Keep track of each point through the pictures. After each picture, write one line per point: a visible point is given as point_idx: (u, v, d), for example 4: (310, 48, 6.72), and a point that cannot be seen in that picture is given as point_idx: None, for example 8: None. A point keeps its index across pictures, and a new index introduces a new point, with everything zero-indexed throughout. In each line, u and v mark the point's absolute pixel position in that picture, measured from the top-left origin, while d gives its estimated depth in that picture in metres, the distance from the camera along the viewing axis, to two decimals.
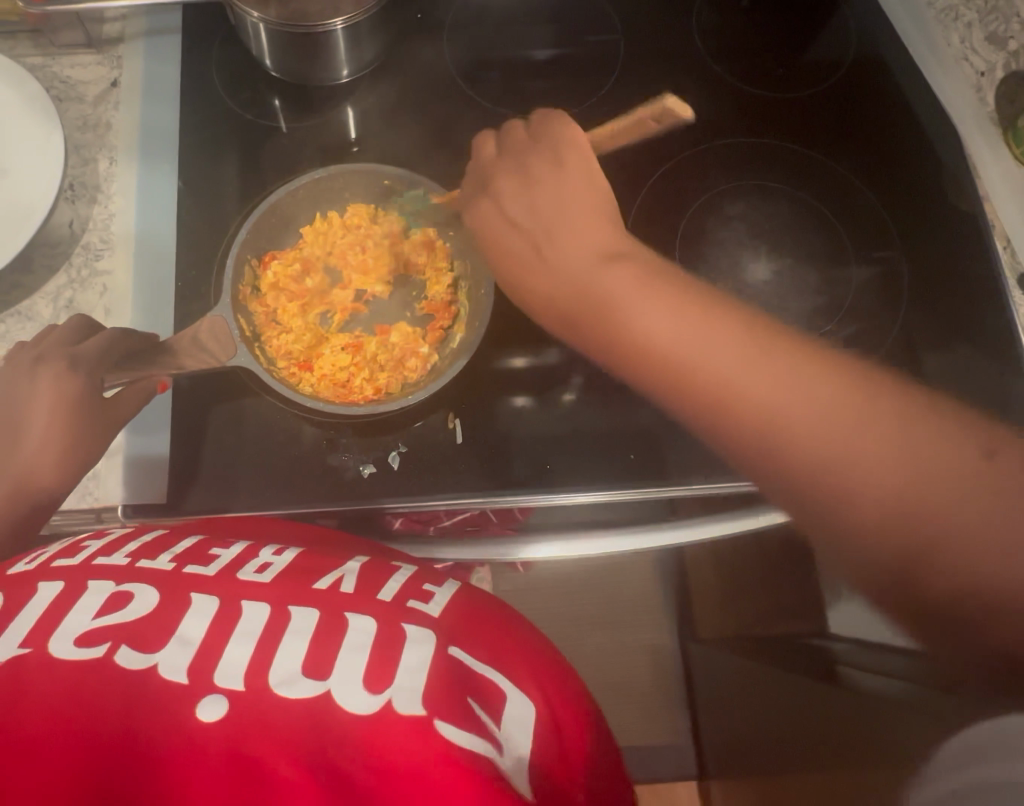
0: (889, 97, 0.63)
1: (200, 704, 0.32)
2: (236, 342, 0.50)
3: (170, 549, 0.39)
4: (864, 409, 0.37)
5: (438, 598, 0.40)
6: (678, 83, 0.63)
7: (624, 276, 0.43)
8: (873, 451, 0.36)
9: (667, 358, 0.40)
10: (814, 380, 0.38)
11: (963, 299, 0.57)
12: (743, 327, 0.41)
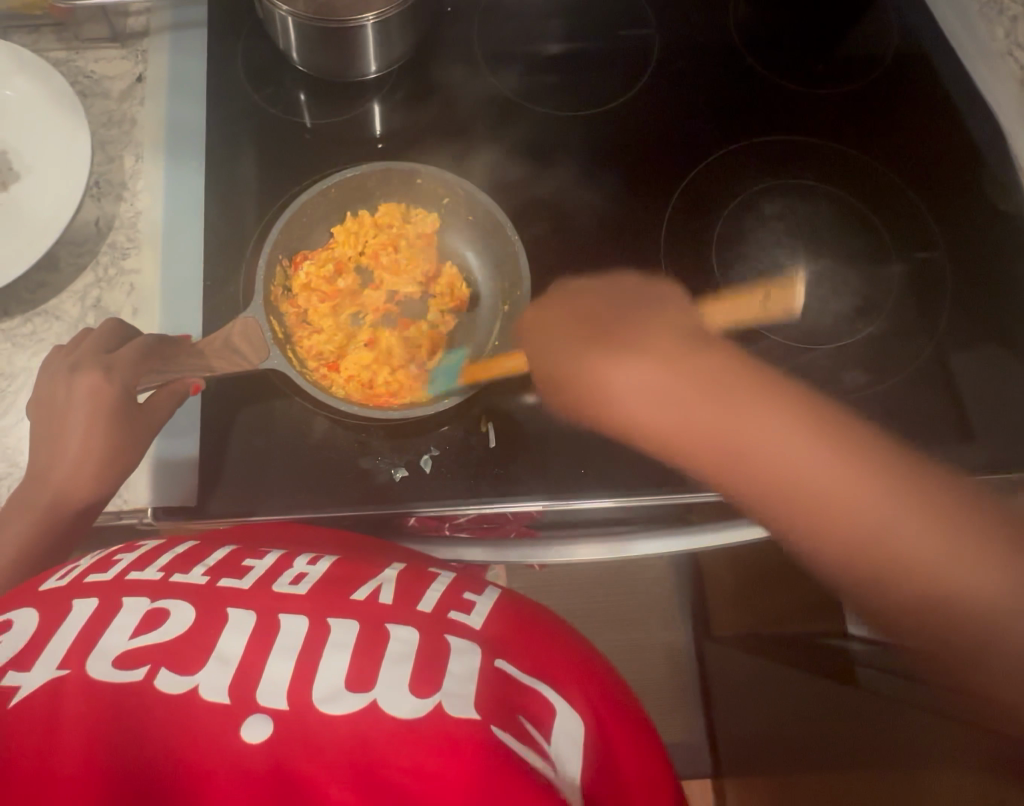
0: (928, 92, 0.62)
1: (244, 726, 0.31)
2: (269, 345, 0.49)
3: (204, 562, 0.39)
4: (872, 480, 0.42)
5: (480, 606, 0.39)
6: (712, 79, 0.62)
7: (689, 363, 0.46)
8: (898, 534, 0.41)
9: (731, 445, 0.44)
10: (856, 467, 0.42)
11: (1001, 301, 0.57)
12: (796, 408, 0.44)
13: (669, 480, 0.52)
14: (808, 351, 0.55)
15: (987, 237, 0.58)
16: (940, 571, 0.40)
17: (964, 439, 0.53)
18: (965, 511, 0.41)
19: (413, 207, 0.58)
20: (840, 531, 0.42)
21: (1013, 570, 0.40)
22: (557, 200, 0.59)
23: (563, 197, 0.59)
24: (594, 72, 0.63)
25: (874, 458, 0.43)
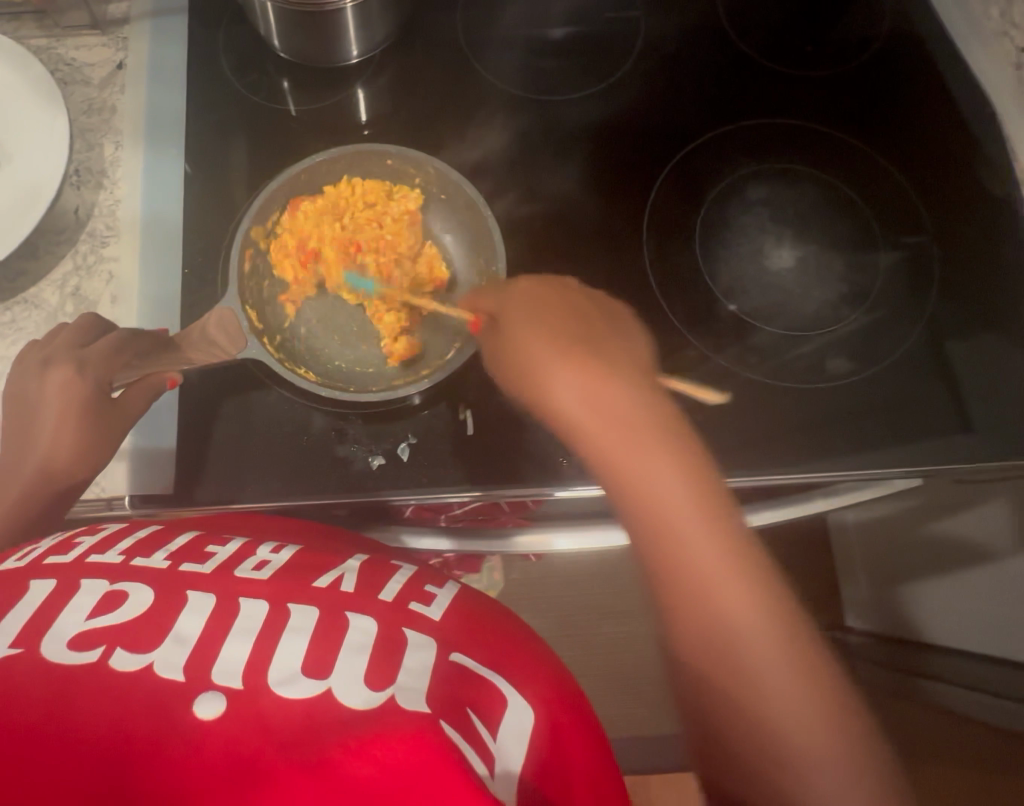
0: (920, 75, 0.61)
1: (196, 702, 0.31)
2: (246, 335, 0.49)
3: (166, 546, 0.38)
4: (749, 583, 0.39)
5: (440, 599, 0.39)
6: (699, 62, 0.61)
7: (625, 393, 0.44)
8: (755, 646, 0.38)
9: (632, 474, 0.41)
10: (738, 563, 0.40)
11: (992, 286, 0.56)
12: (709, 481, 0.42)
13: None
14: (793, 342, 0.54)
15: (978, 221, 0.57)
16: (760, 692, 0.37)
17: (954, 427, 0.52)
18: (812, 655, 0.38)
19: (397, 185, 0.57)
20: (699, 607, 0.39)
21: (835, 728, 0.36)
22: (539, 185, 0.58)
23: (545, 182, 0.58)
24: (579, 56, 0.62)
25: (758, 574, 0.40)
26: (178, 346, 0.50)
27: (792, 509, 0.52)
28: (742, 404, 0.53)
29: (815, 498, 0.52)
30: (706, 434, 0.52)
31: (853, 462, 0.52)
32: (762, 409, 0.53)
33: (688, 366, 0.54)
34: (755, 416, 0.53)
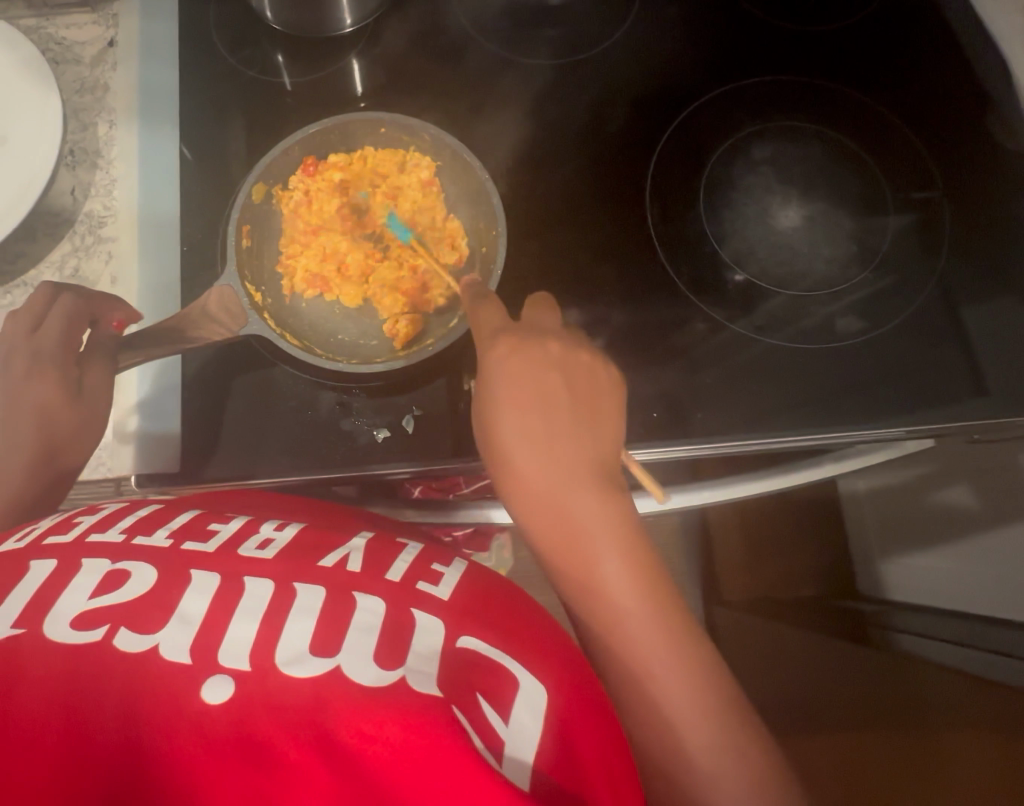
0: (929, 29, 0.59)
1: (205, 686, 0.31)
2: (247, 311, 0.48)
3: (167, 524, 0.38)
4: (705, 689, 0.38)
5: (447, 579, 0.39)
6: (702, 22, 0.60)
7: (588, 501, 0.42)
8: (701, 747, 0.37)
9: (587, 584, 0.40)
10: (691, 666, 0.38)
11: (1004, 243, 0.55)
12: (663, 599, 0.40)
13: (660, 435, 0.51)
14: (805, 306, 0.53)
15: (991, 178, 0.56)
16: (658, 723, 0.37)
17: (969, 388, 0.51)
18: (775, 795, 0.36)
19: (407, 154, 0.56)
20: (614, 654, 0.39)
21: (741, 750, 0.37)
22: (537, 154, 0.57)
23: (544, 151, 0.57)
24: (575, 21, 0.60)
25: (683, 630, 0.40)
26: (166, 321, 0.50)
27: (799, 473, 0.52)
28: (751, 370, 0.52)
29: (823, 461, 0.52)
30: (714, 402, 0.52)
31: (865, 424, 0.51)
32: (773, 377, 0.52)
33: (694, 332, 0.53)
34: (763, 383, 0.52)
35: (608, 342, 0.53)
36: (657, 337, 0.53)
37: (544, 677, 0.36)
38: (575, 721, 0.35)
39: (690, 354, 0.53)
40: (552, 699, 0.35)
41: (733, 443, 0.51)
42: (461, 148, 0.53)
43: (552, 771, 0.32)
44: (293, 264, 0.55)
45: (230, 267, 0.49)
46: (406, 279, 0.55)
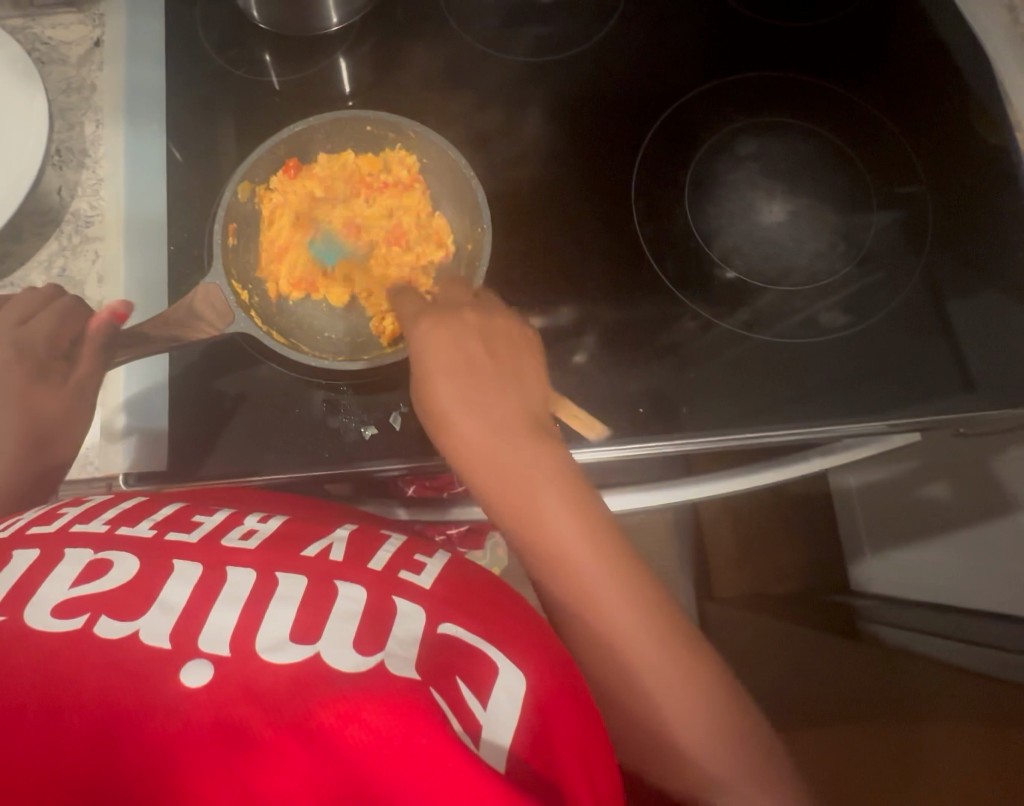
0: (912, 24, 0.60)
1: (184, 671, 0.31)
2: (232, 308, 0.48)
3: (150, 516, 0.38)
4: (631, 581, 0.41)
5: (430, 568, 0.39)
6: (687, 18, 0.60)
7: (521, 446, 0.44)
8: (636, 642, 0.40)
9: (526, 516, 0.42)
10: (616, 565, 0.41)
11: (989, 237, 0.55)
12: (589, 506, 0.43)
13: (647, 430, 0.51)
14: (790, 300, 0.54)
15: (975, 172, 0.56)
16: (659, 717, 0.39)
17: (955, 381, 0.52)
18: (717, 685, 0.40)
19: (389, 153, 0.57)
20: (596, 647, 0.40)
21: (677, 646, 0.40)
22: (523, 149, 0.57)
23: (529, 147, 0.57)
24: (561, 18, 0.61)
25: (650, 606, 0.41)
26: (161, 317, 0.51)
27: (788, 468, 0.52)
28: (737, 364, 0.53)
29: (809, 456, 0.51)
30: (702, 397, 0.52)
31: (850, 417, 0.51)
32: (759, 371, 0.53)
33: (680, 326, 0.53)
34: (749, 377, 0.52)
35: (596, 337, 0.53)
36: (644, 331, 0.53)
37: (524, 665, 0.36)
38: (553, 708, 0.35)
39: (677, 349, 0.53)
40: (531, 685, 0.35)
41: (720, 437, 0.51)
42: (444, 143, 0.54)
43: (528, 754, 0.33)
44: (275, 265, 0.55)
45: (217, 266, 0.48)
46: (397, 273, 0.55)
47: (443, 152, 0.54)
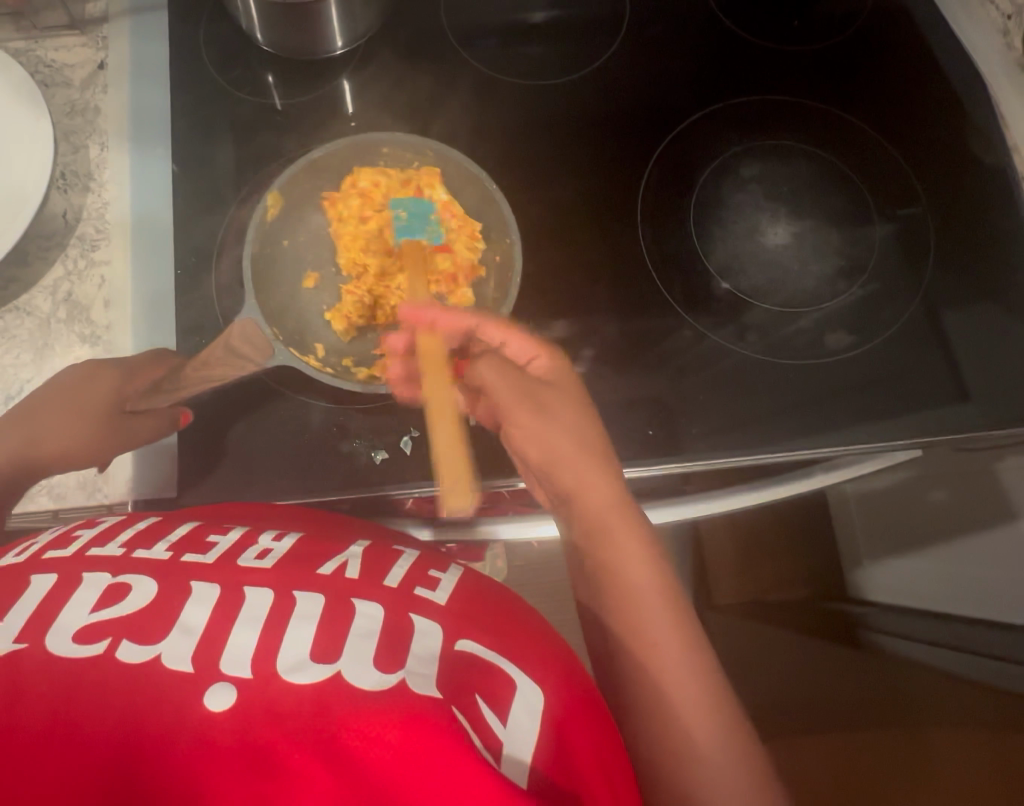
0: (910, 47, 0.61)
1: (208, 692, 0.31)
2: (272, 343, 0.49)
3: (165, 537, 0.38)
4: (675, 617, 0.43)
5: (445, 584, 0.39)
6: (690, 41, 0.61)
7: (609, 507, 0.46)
8: (674, 667, 0.41)
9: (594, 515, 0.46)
10: (662, 588, 0.44)
11: (988, 254, 0.56)
12: (660, 564, 0.45)
13: (654, 449, 0.52)
14: (791, 318, 0.54)
15: (972, 192, 0.57)
16: (708, 750, 0.39)
17: (956, 393, 0.52)
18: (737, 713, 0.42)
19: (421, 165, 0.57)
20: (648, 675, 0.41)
21: (711, 684, 0.41)
22: (529, 169, 0.57)
23: (533, 167, 0.58)
24: (563, 38, 0.61)
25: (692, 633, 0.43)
26: (199, 355, 0.50)
27: (787, 485, 0.51)
28: (741, 381, 0.53)
29: (814, 472, 0.51)
30: (706, 416, 0.52)
31: (855, 431, 0.52)
32: (762, 386, 0.53)
33: (681, 339, 0.54)
34: (753, 394, 0.53)
35: (598, 352, 0.54)
36: (651, 348, 0.54)
37: (542, 680, 0.36)
38: (571, 722, 0.35)
39: (683, 363, 0.53)
40: (548, 700, 0.35)
41: (724, 457, 0.51)
42: (462, 157, 0.55)
43: (550, 768, 0.33)
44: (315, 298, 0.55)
45: (250, 301, 0.49)
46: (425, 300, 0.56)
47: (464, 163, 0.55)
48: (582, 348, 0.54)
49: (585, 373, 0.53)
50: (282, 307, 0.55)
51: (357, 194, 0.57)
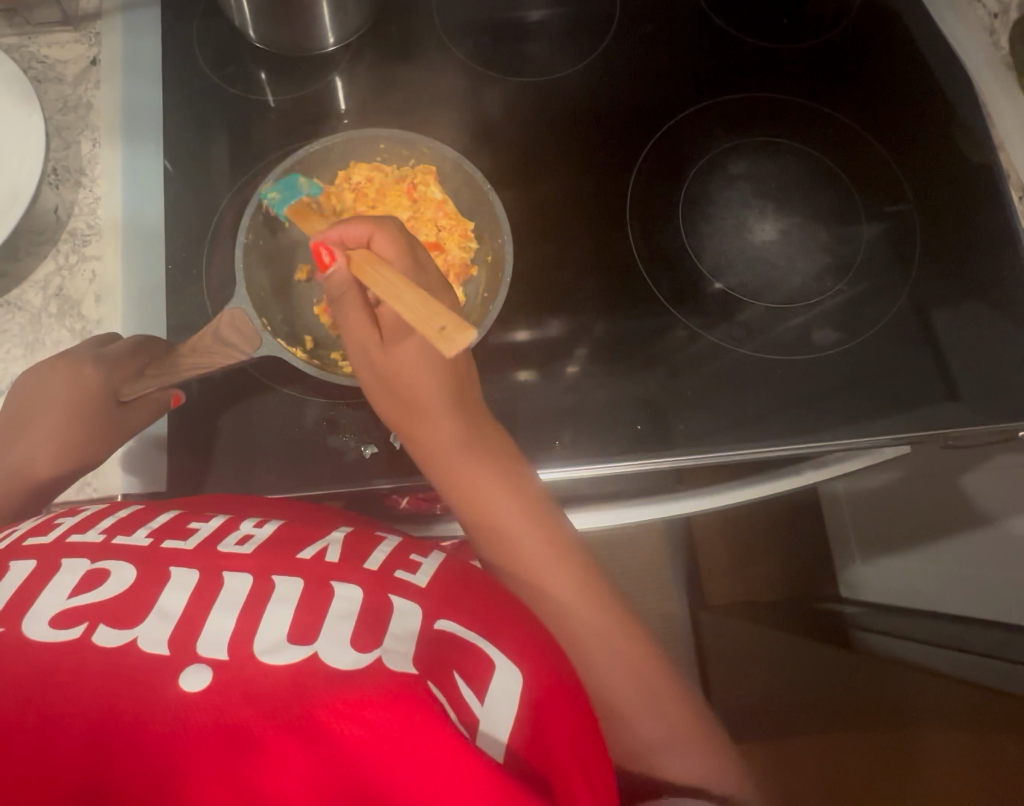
0: (898, 46, 0.61)
1: (182, 674, 0.31)
2: (259, 333, 0.49)
3: (146, 524, 0.38)
4: (588, 597, 0.43)
5: (425, 568, 0.39)
6: (681, 39, 0.61)
7: (499, 495, 0.44)
8: (598, 650, 0.43)
9: (482, 509, 0.44)
10: (570, 567, 0.43)
11: (974, 253, 0.56)
12: (561, 539, 0.44)
13: (643, 444, 0.52)
14: (779, 315, 0.55)
15: (959, 190, 0.58)
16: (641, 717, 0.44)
17: (943, 391, 0.53)
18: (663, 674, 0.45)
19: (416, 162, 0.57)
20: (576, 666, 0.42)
21: (637, 654, 0.44)
22: (519, 166, 0.58)
23: (524, 164, 0.58)
24: (554, 35, 0.62)
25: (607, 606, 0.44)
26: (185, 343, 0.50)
27: (781, 481, 0.52)
28: (730, 378, 0.54)
29: (803, 471, 0.52)
30: (695, 413, 0.53)
31: (841, 428, 0.52)
32: (750, 383, 0.53)
33: (670, 337, 0.54)
34: (741, 391, 0.53)
35: (589, 350, 0.54)
36: (639, 346, 0.54)
37: (519, 661, 0.35)
38: (546, 707, 0.35)
39: (672, 363, 0.54)
40: (528, 684, 0.35)
41: (714, 453, 0.52)
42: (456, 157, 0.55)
43: (528, 751, 0.33)
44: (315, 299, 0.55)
45: (241, 292, 0.50)
46: None
47: (457, 161, 0.55)
48: (571, 346, 0.54)
49: (577, 371, 0.53)
50: (273, 301, 0.55)
51: (350, 189, 0.57)
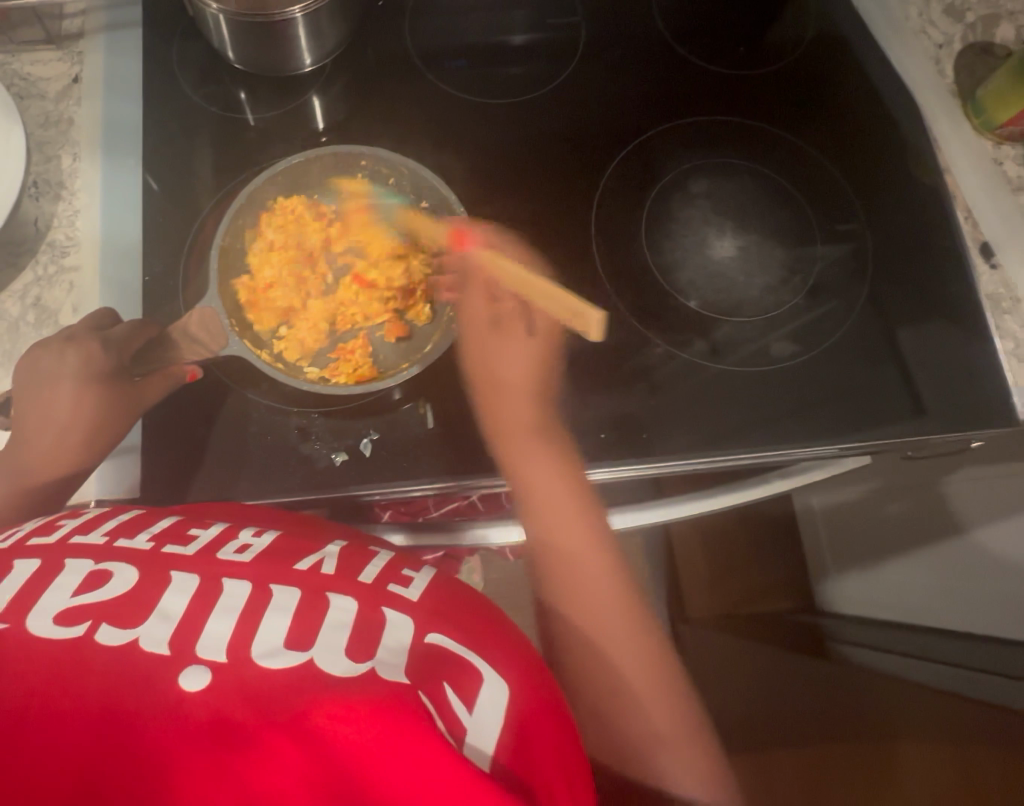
0: (850, 74, 0.64)
1: (183, 674, 0.31)
2: (226, 330, 0.52)
3: (147, 529, 0.39)
4: (616, 593, 0.52)
5: (417, 582, 0.40)
6: (646, 66, 0.64)
7: (558, 482, 0.51)
8: (621, 643, 0.50)
9: (540, 498, 0.51)
10: (605, 560, 0.52)
11: (928, 270, 0.58)
12: (602, 541, 0.53)
13: (614, 453, 0.53)
14: (741, 330, 0.56)
15: (909, 211, 0.60)
16: (652, 716, 0.49)
17: (908, 406, 0.54)
18: (671, 672, 0.52)
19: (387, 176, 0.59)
20: (604, 657, 0.50)
21: (649, 652, 0.51)
22: (493, 185, 0.60)
23: (496, 183, 0.60)
24: (526, 60, 0.64)
25: (632, 606, 0.52)
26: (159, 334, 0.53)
27: (748, 491, 0.54)
28: (700, 394, 0.55)
29: (770, 478, 0.54)
30: (675, 422, 0.54)
31: (804, 439, 0.54)
32: (719, 396, 0.55)
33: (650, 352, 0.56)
34: (706, 404, 0.54)
35: (567, 365, 0.55)
36: (614, 360, 0.56)
37: (509, 676, 0.37)
38: (532, 720, 0.36)
39: (646, 376, 0.55)
40: (514, 698, 0.36)
41: (685, 462, 0.53)
42: (423, 175, 0.56)
43: (511, 762, 0.34)
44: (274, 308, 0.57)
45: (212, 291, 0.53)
46: (370, 310, 0.57)
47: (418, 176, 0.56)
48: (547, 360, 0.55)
49: (558, 387, 0.55)
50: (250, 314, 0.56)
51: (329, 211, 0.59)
